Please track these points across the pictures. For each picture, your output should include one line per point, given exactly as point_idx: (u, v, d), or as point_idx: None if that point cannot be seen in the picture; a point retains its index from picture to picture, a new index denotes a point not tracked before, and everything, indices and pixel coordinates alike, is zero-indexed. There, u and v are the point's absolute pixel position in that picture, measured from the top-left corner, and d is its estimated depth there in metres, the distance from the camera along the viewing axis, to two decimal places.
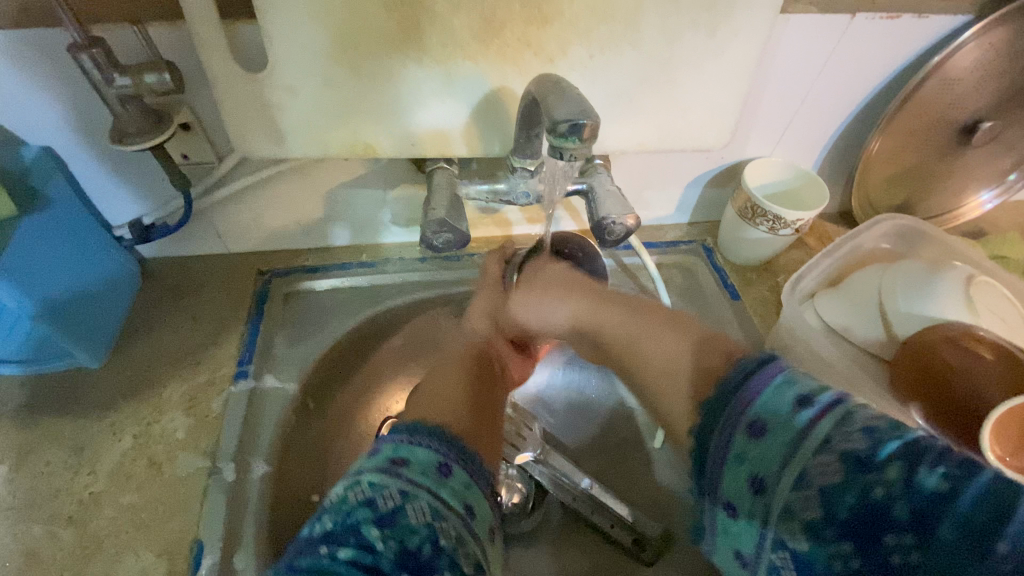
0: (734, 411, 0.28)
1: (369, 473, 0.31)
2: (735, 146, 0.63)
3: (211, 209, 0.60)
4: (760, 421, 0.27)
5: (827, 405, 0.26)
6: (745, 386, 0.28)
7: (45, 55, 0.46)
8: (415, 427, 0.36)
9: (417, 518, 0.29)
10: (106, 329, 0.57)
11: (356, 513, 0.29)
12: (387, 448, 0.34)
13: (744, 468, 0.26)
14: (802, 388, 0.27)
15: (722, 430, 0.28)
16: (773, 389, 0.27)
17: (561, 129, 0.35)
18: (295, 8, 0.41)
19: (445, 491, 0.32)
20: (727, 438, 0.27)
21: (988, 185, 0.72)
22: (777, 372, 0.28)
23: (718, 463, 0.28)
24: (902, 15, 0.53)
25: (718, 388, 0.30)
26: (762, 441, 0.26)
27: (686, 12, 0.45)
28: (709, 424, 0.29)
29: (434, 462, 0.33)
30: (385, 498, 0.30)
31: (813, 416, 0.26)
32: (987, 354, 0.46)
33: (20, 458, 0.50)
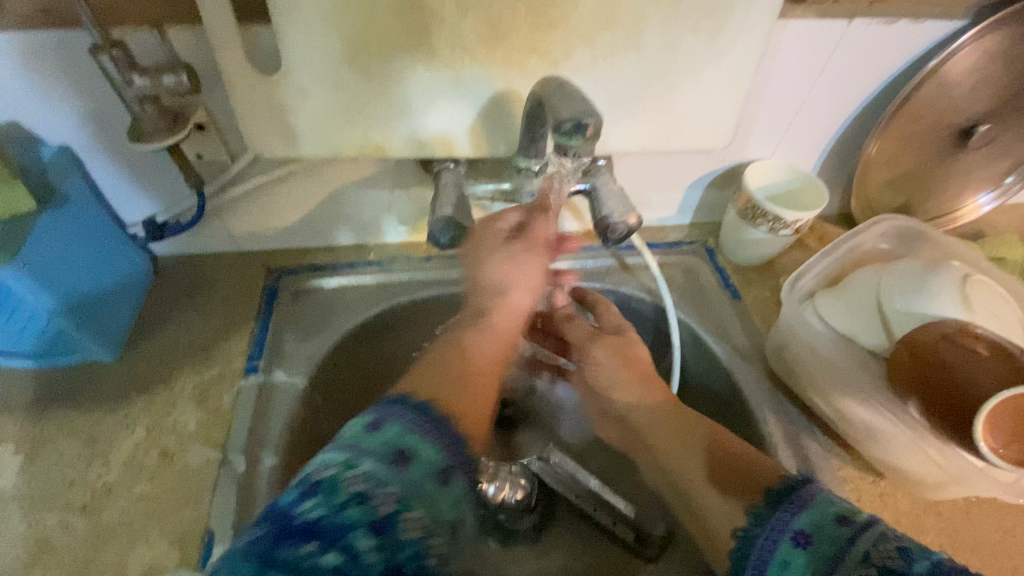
0: (783, 521, 0.36)
1: (369, 460, 0.31)
2: (735, 149, 0.64)
3: (223, 208, 0.61)
4: (804, 533, 0.34)
5: (865, 524, 0.33)
6: (795, 496, 0.37)
7: (67, 56, 0.47)
8: (416, 405, 0.36)
9: (409, 532, 0.30)
10: (120, 324, 0.58)
11: (349, 511, 0.29)
12: (392, 430, 0.33)
13: (788, 573, 0.33)
14: (839, 509, 0.34)
15: (768, 534, 0.36)
16: (816, 504, 0.35)
17: (565, 128, 0.36)
18: (309, 12, 0.42)
19: (441, 503, 0.32)
20: (777, 541, 0.35)
21: (987, 188, 0.73)
22: (816, 492, 0.36)
23: (767, 557, 0.35)
24: (898, 20, 0.55)
25: (763, 500, 0.39)
26: (806, 549, 0.33)
27: (687, 17, 0.46)
28: (755, 528, 0.37)
29: (438, 466, 0.33)
30: (382, 500, 0.29)
31: (855, 531, 0.32)
32: (981, 350, 0.47)
33: (35, 449, 0.52)
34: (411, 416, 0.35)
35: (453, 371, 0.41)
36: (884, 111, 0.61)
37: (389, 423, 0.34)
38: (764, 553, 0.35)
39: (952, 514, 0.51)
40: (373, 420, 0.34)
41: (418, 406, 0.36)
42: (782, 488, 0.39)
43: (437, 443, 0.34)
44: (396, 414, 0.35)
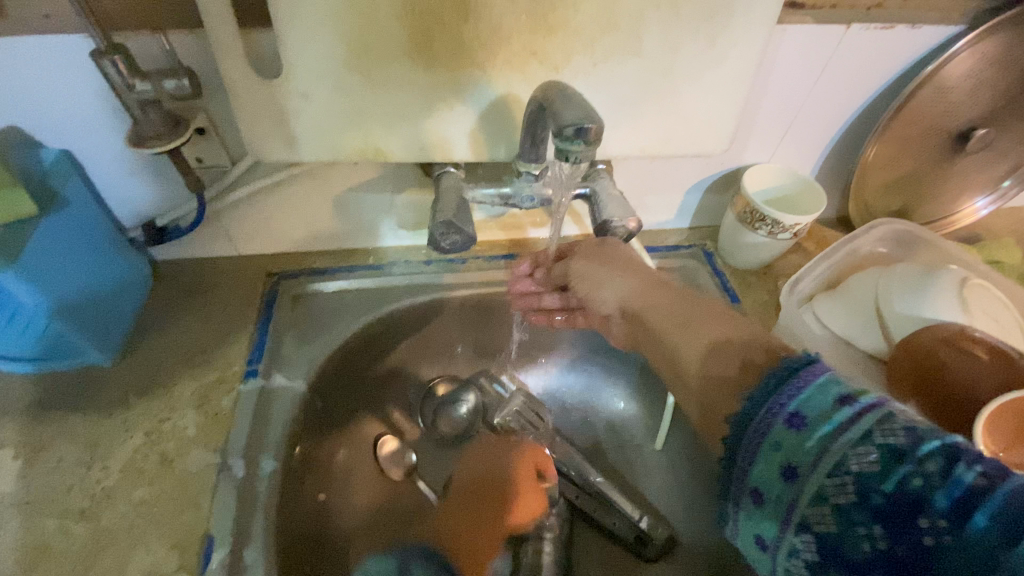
0: (780, 400, 0.33)
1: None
2: (733, 153, 0.65)
3: (223, 212, 0.61)
4: (800, 415, 0.32)
5: (869, 405, 0.31)
6: (791, 382, 0.33)
7: (69, 61, 0.47)
8: None
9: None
10: (119, 328, 0.58)
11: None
12: None
13: (780, 455, 0.32)
14: (843, 390, 0.32)
15: (761, 424, 0.33)
16: (814, 390, 0.32)
17: (567, 133, 0.36)
18: (312, 17, 0.43)
19: None
20: (772, 422, 0.33)
21: (984, 192, 0.74)
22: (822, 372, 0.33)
23: (758, 441, 0.33)
24: (896, 26, 0.55)
25: (761, 385, 0.35)
26: (800, 432, 0.31)
27: (686, 24, 0.46)
28: (746, 418, 0.34)
29: None
30: None
31: (858, 411, 0.30)
32: (982, 354, 0.47)
33: (34, 453, 0.52)
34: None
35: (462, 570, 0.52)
36: (882, 116, 0.61)
37: None
38: (760, 429, 0.33)
39: None
40: None
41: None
42: (781, 370, 0.35)
43: None
44: None
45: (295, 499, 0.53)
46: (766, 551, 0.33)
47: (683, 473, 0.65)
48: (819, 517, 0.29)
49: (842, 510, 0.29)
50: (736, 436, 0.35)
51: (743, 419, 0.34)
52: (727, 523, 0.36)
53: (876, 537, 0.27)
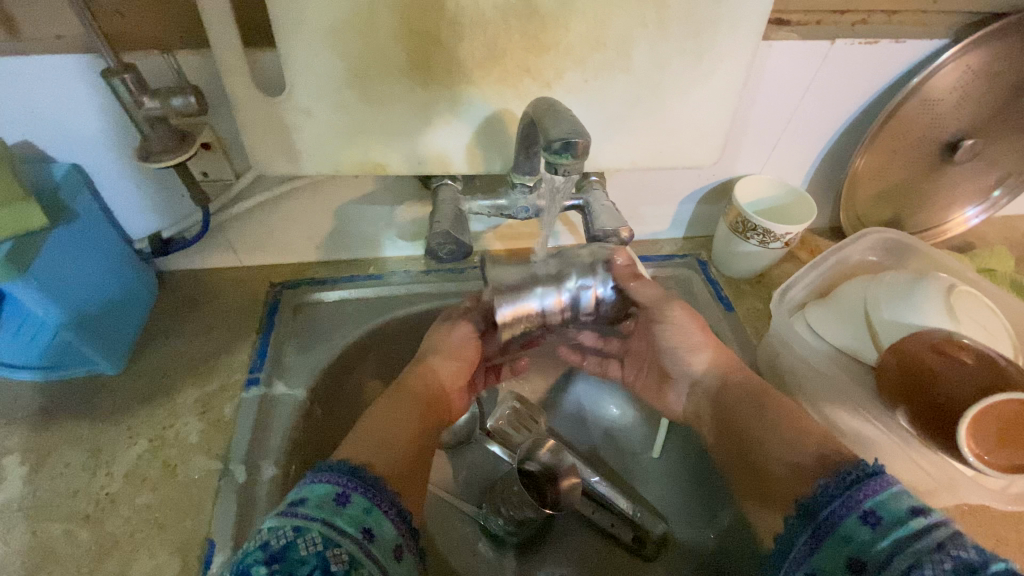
0: (853, 499, 0.36)
1: (266, 517, 0.33)
2: (725, 164, 0.66)
3: (227, 224, 0.63)
4: (874, 514, 0.34)
5: (940, 518, 0.32)
6: (865, 484, 0.36)
7: (82, 79, 0.49)
8: (331, 462, 0.38)
9: (307, 550, 0.31)
10: (126, 337, 0.60)
11: (249, 557, 0.31)
12: (291, 490, 0.36)
13: (848, 548, 0.34)
14: (916, 500, 0.33)
15: (835, 516, 0.36)
16: (888, 495, 0.34)
17: (555, 147, 0.38)
18: (314, 38, 0.45)
19: (341, 519, 0.33)
20: (843, 515, 0.35)
21: (974, 201, 0.75)
22: (892, 482, 0.35)
23: (827, 529, 0.36)
24: (881, 40, 0.57)
25: (834, 477, 0.38)
26: (871, 529, 0.33)
27: (674, 41, 0.48)
28: (811, 511, 0.38)
29: (331, 494, 0.35)
30: (278, 537, 0.32)
31: (931, 522, 0.32)
32: (969, 360, 0.47)
33: (41, 459, 0.53)
34: (308, 471, 0.37)
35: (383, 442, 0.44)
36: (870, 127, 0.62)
37: (306, 485, 0.36)
38: (828, 522, 0.36)
39: None
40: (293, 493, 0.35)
41: (327, 462, 0.38)
42: (855, 469, 0.38)
43: (329, 478, 0.36)
44: (322, 476, 0.36)
45: None
46: None
47: (679, 481, 0.66)
48: None
49: None
50: (800, 519, 0.38)
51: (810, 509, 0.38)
52: None
53: None
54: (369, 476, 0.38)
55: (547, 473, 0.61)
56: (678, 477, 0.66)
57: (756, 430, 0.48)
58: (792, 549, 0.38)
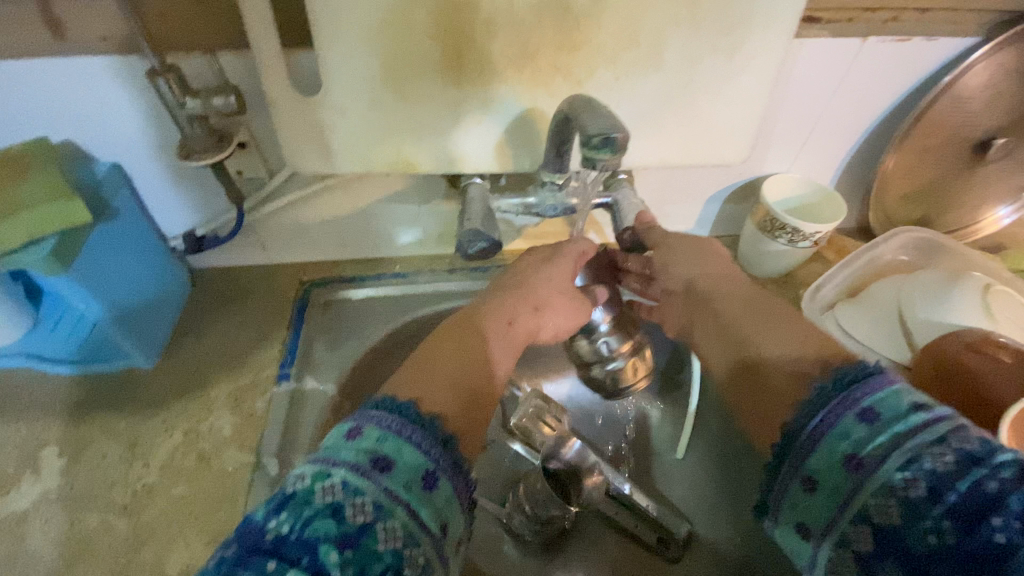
0: (847, 399, 0.32)
1: (343, 470, 0.29)
2: (752, 163, 0.66)
3: (259, 222, 0.64)
4: (871, 410, 0.31)
5: (942, 413, 0.29)
6: (862, 385, 0.32)
7: (125, 79, 0.51)
8: (403, 408, 0.34)
9: (386, 542, 0.27)
10: (159, 332, 0.61)
11: (315, 524, 0.26)
12: (373, 436, 0.31)
13: (845, 446, 0.31)
14: (914, 397, 0.30)
15: (834, 410, 0.32)
16: (885, 394, 0.31)
17: (593, 142, 0.38)
18: (352, 39, 0.46)
19: (425, 509, 0.29)
20: (840, 415, 0.32)
21: (1006, 202, 0.74)
22: (889, 380, 0.32)
23: (816, 440, 0.32)
24: (912, 38, 0.57)
25: (829, 381, 0.34)
26: (871, 426, 0.30)
27: (705, 38, 0.48)
28: (812, 409, 0.34)
29: (421, 471, 0.31)
30: (355, 510, 0.27)
31: (933, 417, 0.29)
32: (1006, 359, 0.46)
33: (79, 451, 0.54)
34: (393, 422, 0.32)
35: (440, 381, 0.40)
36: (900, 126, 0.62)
37: (369, 429, 0.32)
38: (826, 418, 0.32)
39: None
40: (352, 428, 0.32)
41: (400, 407, 0.34)
42: (851, 372, 0.34)
43: (418, 444, 0.32)
44: (377, 420, 0.32)
45: None
46: (807, 538, 0.32)
47: (705, 481, 0.66)
48: (879, 509, 0.28)
49: (908, 503, 0.27)
50: (781, 446, 0.34)
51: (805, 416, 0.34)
52: (770, 513, 0.35)
53: (942, 531, 0.26)
54: (443, 436, 0.34)
55: (569, 472, 0.60)
56: (704, 476, 0.66)
57: (750, 327, 0.46)
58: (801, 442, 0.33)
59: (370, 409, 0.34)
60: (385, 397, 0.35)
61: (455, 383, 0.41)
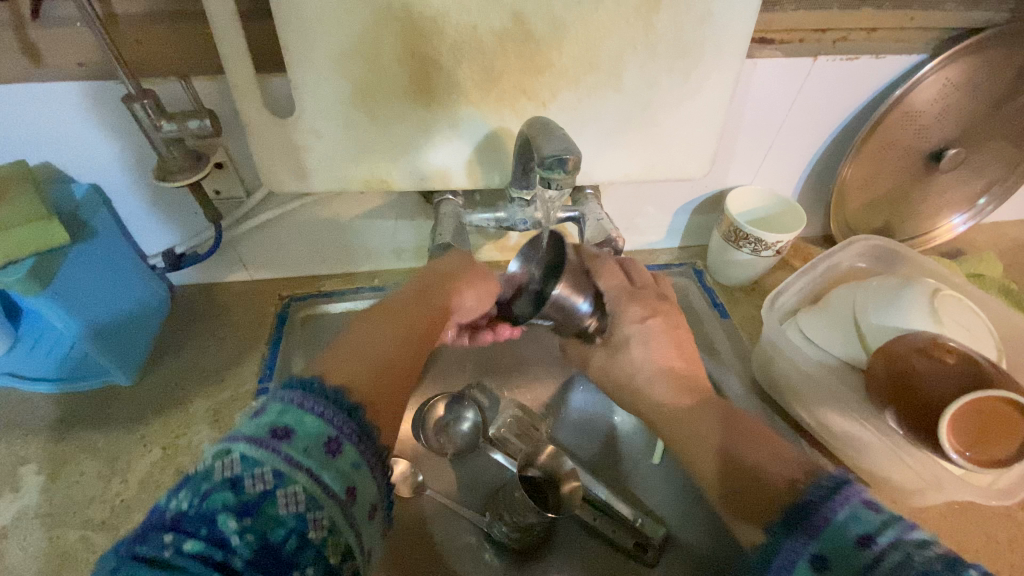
0: (801, 538, 0.34)
1: (242, 444, 0.29)
2: (716, 176, 0.68)
3: (237, 240, 0.66)
4: (826, 553, 0.33)
5: (890, 543, 0.32)
6: (818, 511, 0.34)
7: (101, 104, 0.52)
8: (310, 386, 0.33)
9: (286, 508, 0.28)
10: (138, 350, 0.62)
11: (214, 497, 0.27)
12: (274, 410, 0.31)
13: None
14: (866, 527, 0.32)
15: (793, 548, 0.34)
16: (839, 521, 0.33)
17: (548, 163, 0.40)
18: (323, 64, 0.47)
19: (329, 474, 0.29)
20: (796, 560, 0.34)
21: (961, 210, 0.77)
22: (847, 500, 0.34)
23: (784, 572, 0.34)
24: (861, 56, 0.59)
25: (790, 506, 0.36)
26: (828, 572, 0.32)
27: (662, 60, 0.51)
28: (776, 539, 0.36)
29: (323, 438, 0.30)
30: (253, 481, 0.28)
31: (879, 553, 0.31)
32: (952, 361, 0.48)
33: (59, 468, 0.55)
34: (297, 394, 0.32)
35: (360, 356, 0.39)
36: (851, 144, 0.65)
37: (271, 405, 0.32)
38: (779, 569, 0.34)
39: (938, 521, 0.53)
40: (257, 407, 0.32)
41: (306, 383, 0.34)
42: (817, 487, 0.36)
43: (322, 416, 0.32)
44: (279, 394, 0.32)
45: None
46: None
47: (678, 483, 0.67)
48: None
49: None
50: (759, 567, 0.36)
51: (788, 524, 0.35)
52: None
53: None
54: (350, 407, 0.33)
55: (547, 478, 0.63)
56: (679, 480, 0.67)
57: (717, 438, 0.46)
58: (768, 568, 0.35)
59: (277, 387, 0.34)
60: (294, 375, 0.35)
61: (369, 356, 0.40)
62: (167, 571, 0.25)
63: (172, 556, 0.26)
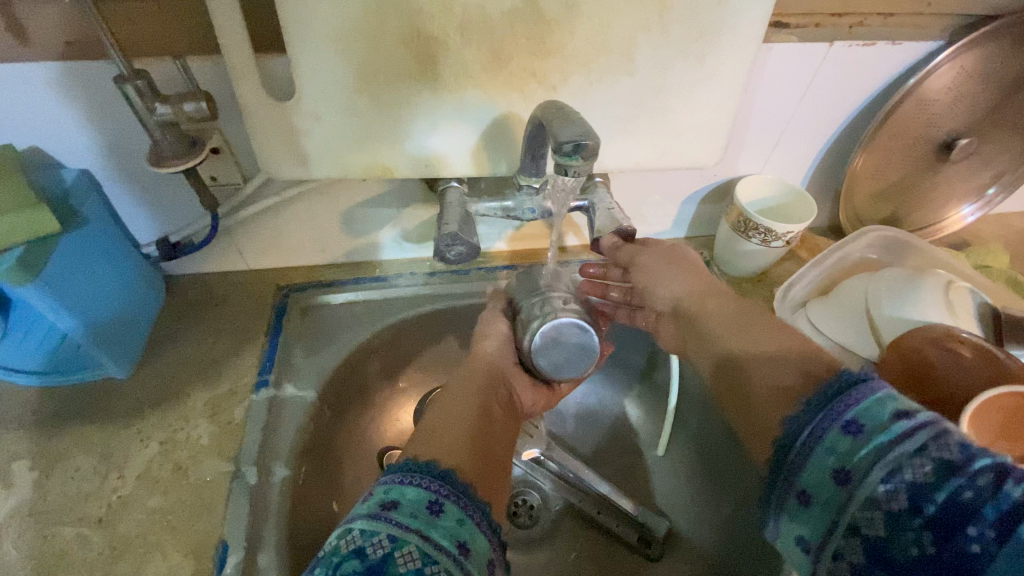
0: (833, 412, 0.36)
1: (360, 521, 0.33)
2: (726, 164, 0.67)
3: (235, 228, 0.64)
4: (854, 425, 0.35)
5: (926, 420, 0.32)
6: (849, 394, 0.36)
7: (91, 85, 0.50)
8: (415, 463, 0.37)
9: (405, 565, 0.30)
10: (133, 342, 0.60)
11: (344, 566, 0.30)
12: (380, 492, 0.35)
13: (833, 460, 0.35)
14: (899, 405, 0.34)
15: (806, 445, 0.37)
16: (873, 400, 0.35)
17: (565, 149, 0.38)
18: (324, 44, 0.45)
19: (436, 532, 0.32)
20: (829, 429, 0.36)
21: (969, 200, 0.76)
22: (877, 387, 0.35)
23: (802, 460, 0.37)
24: (876, 42, 0.58)
25: (818, 394, 0.38)
26: (841, 486, 0.34)
27: (676, 44, 0.49)
28: (792, 442, 0.38)
29: (424, 503, 0.34)
30: (374, 546, 0.31)
31: (914, 425, 0.33)
32: (967, 353, 0.47)
33: (51, 463, 0.53)
34: (394, 475, 0.36)
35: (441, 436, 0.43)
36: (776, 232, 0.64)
37: (376, 489, 0.36)
38: (812, 434, 0.36)
39: None
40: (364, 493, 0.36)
41: (403, 464, 0.37)
42: (835, 383, 0.38)
43: (421, 485, 0.35)
44: (383, 479, 0.36)
45: (307, 506, 0.54)
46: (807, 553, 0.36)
47: (681, 477, 0.67)
48: (868, 523, 0.32)
49: (892, 513, 0.31)
50: (780, 457, 0.38)
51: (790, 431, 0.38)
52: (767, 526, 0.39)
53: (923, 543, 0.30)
54: (447, 474, 0.37)
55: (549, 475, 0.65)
56: (684, 472, 0.67)
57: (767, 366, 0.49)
58: (794, 448, 0.37)
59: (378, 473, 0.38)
60: (408, 458, 0.38)
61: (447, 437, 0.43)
62: None
63: None
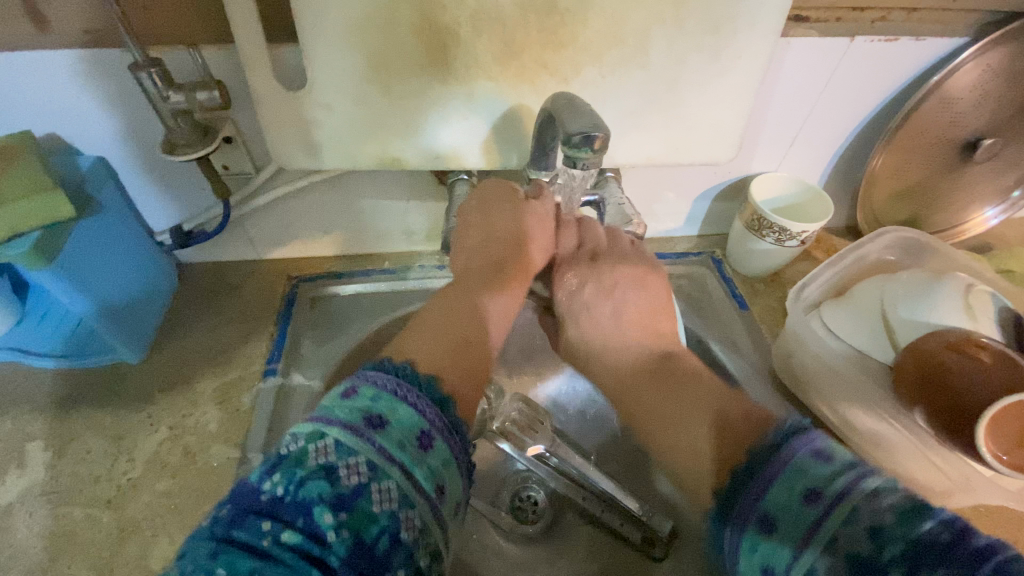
0: (755, 490, 0.31)
1: (337, 429, 0.29)
2: (741, 161, 0.66)
3: (247, 217, 0.64)
4: (780, 510, 0.29)
5: (842, 490, 0.28)
6: (766, 470, 0.31)
7: (106, 72, 0.50)
8: (401, 375, 0.34)
9: (379, 504, 0.27)
10: (145, 328, 0.61)
11: (310, 486, 0.26)
12: (367, 396, 0.31)
13: (760, 556, 0.29)
14: (819, 472, 0.29)
15: (734, 532, 0.31)
16: (792, 476, 0.30)
17: (574, 141, 0.38)
18: (337, 34, 0.45)
19: (421, 470, 0.29)
20: (750, 518, 0.30)
21: (993, 202, 0.74)
22: (797, 450, 0.31)
23: (741, 531, 0.31)
24: (900, 38, 0.56)
25: (741, 467, 0.32)
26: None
27: (692, 37, 0.48)
28: (718, 527, 0.32)
29: (415, 430, 0.30)
30: (349, 470, 0.27)
31: (833, 499, 0.28)
32: (987, 358, 0.46)
33: (64, 444, 0.54)
34: (389, 383, 0.32)
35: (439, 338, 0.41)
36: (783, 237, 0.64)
37: (364, 390, 0.32)
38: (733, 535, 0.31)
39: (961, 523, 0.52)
40: (348, 388, 0.32)
41: (397, 372, 0.34)
42: (762, 446, 0.33)
43: (414, 407, 0.32)
44: (372, 380, 0.33)
45: None
46: None
47: None
48: None
49: None
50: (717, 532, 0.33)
51: (726, 498, 0.32)
52: None
53: None
54: (439, 398, 0.34)
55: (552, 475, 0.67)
56: None
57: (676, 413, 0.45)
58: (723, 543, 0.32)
59: (364, 369, 0.34)
60: (407, 365, 0.36)
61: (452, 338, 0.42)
62: (267, 561, 0.24)
63: (268, 545, 0.25)
